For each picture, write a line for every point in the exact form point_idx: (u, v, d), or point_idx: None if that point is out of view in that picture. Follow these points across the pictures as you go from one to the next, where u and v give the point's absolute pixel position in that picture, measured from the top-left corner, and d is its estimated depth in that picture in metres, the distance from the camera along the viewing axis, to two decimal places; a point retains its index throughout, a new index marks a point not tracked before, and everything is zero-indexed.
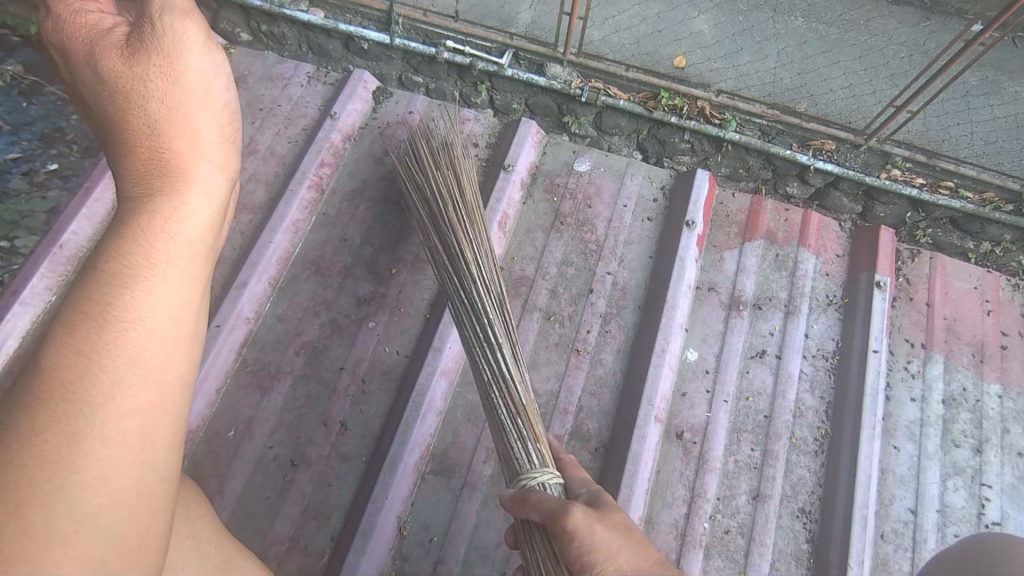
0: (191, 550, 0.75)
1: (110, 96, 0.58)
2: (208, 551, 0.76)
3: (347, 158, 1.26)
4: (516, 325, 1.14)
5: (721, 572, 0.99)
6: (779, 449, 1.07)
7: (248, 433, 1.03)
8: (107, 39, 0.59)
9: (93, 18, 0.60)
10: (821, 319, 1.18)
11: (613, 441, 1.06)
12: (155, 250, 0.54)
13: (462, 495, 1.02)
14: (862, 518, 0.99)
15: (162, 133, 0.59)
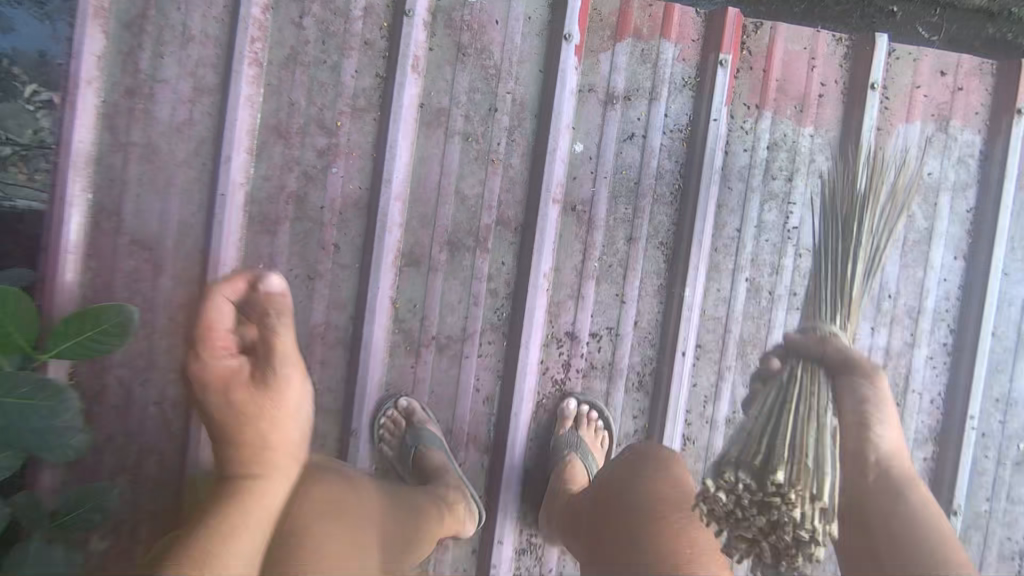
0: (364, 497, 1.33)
1: (231, 420, 1.04)
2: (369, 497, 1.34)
3: (270, 27, 1.46)
4: (443, 150, 1.48)
5: (608, 290, 1.51)
6: (645, 205, 1.50)
7: (272, 263, 1.47)
8: (238, 379, 1.07)
9: (230, 364, 1.08)
10: (678, 98, 1.48)
11: (527, 222, 1.49)
12: (261, 493, 0.98)
13: (429, 276, 1.49)
14: (698, 240, 1.47)
15: (250, 422, 1.03)
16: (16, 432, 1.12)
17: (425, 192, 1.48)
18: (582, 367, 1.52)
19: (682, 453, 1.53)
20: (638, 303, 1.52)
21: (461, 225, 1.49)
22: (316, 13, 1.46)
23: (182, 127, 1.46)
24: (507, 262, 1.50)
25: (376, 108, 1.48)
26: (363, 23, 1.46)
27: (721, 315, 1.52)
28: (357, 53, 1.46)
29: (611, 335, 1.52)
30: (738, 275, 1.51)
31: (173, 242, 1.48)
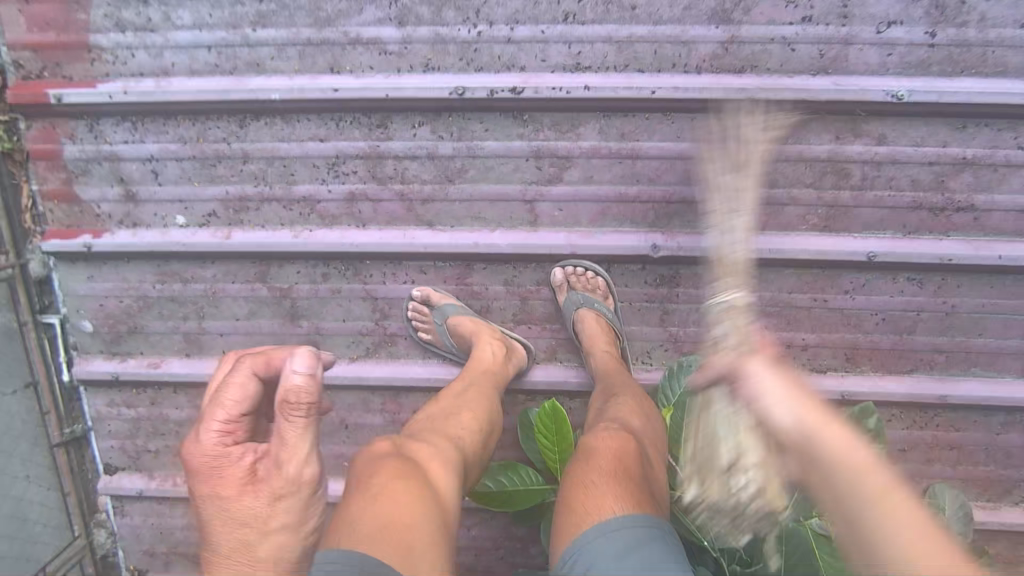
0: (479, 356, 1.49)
1: (452, 410, 1.36)
2: (473, 374, 1.47)
3: (164, 468, 1.86)
4: (218, 332, 1.73)
5: (298, 170, 1.58)
6: (212, 146, 1.58)
7: (340, 456, 1.77)
8: (463, 385, 1.45)
9: (463, 379, 1.47)
10: (111, 127, 1.58)
11: (257, 255, 1.65)
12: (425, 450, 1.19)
13: (323, 330, 1.70)
14: (225, 91, 1.51)
15: (432, 415, 1.34)
16: None
17: (254, 342, 1.72)
18: (375, 184, 1.57)
19: (441, 72, 1.48)
20: (305, 140, 1.55)
21: (274, 309, 1.70)
22: (142, 440, 1.84)
23: None
24: (298, 266, 1.66)
25: (199, 387, 1.79)
26: (137, 404, 1.81)
27: (296, 51, 1.50)
28: (162, 406, 1.81)
29: (337, 160, 1.56)
30: (252, 38, 1.50)
31: None
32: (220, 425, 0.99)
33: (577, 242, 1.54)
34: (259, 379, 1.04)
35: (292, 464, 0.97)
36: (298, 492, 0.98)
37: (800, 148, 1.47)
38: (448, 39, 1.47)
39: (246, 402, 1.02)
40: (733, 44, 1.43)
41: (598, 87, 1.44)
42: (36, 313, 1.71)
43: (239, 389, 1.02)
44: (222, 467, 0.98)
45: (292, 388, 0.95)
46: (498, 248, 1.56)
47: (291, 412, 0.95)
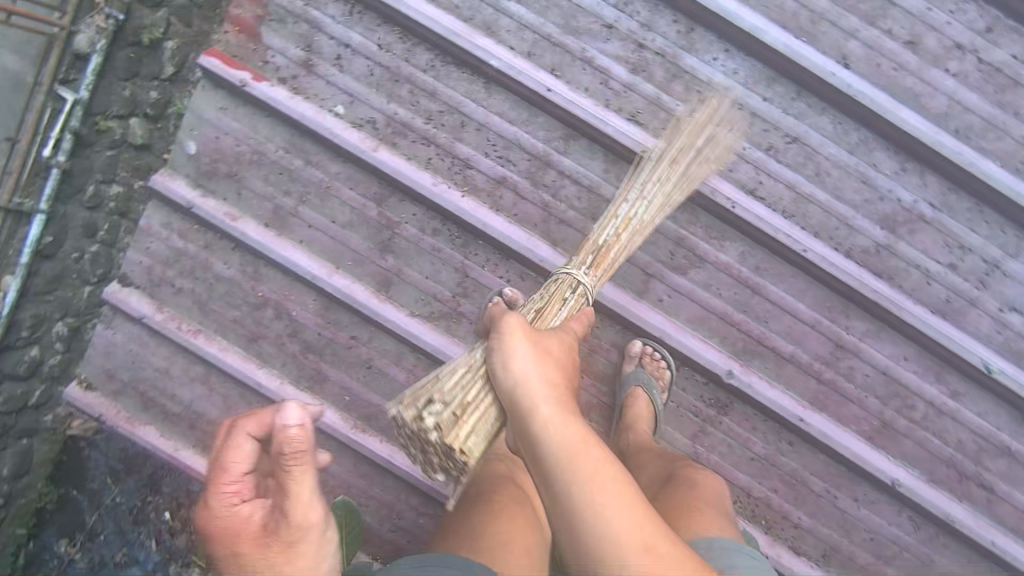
0: None
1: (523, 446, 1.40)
2: None
3: (175, 309, 1.82)
4: (308, 223, 1.72)
5: (470, 132, 1.62)
6: (408, 69, 1.61)
7: (348, 389, 1.80)
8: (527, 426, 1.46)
9: None
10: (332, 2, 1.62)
11: (387, 179, 1.67)
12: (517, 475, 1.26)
13: (403, 276, 1.73)
14: (454, 35, 1.56)
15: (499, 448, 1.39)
16: None
17: (334, 250, 1.73)
18: (528, 184, 1.62)
19: (642, 127, 1.56)
20: (492, 114, 1.60)
21: (371, 234, 1.71)
22: (174, 275, 1.80)
23: (227, 401, 1.86)
24: (416, 210, 1.69)
25: (258, 259, 1.77)
26: (191, 241, 1.78)
27: (534, 37, 1.56)
28: (212, 257, 1.78)
29: (510, 145, 1.61)
30: (503, 6, 1.57)
31: None
32: (229, 486, 0.94)
33: (669, 330, 1.63)
34: (255, 439, 0.97)
35: (304, 507, 0.90)
36: (308, 539, 0.90)
37: (887, 362, 1.60)
38: (666, 106, 1.55)
39: (253, 455, 0.96)
40: (889, 249, 1.55)
41: (762, 219, 1.55)
42: (55, 80, 1.68)
43: (242, 452, 0.95)
44: (233, 529, 0.91)
45: (286, 440, 0.90)
46: (601, 296, 1.63)
47: (286, 461, 0.90)
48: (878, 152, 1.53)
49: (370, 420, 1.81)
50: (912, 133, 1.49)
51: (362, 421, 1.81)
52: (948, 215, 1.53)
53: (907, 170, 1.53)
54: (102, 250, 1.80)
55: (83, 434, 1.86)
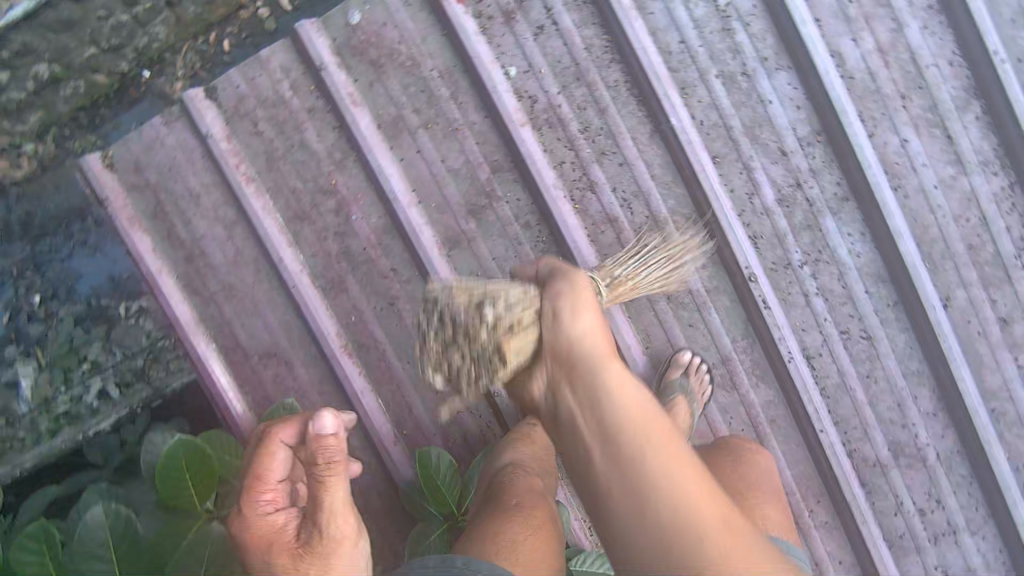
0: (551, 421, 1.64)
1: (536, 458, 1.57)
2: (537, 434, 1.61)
3: (243, 147, 1.72)
4: (418, 148, 1.68)
5: (611, 162, 1.64)
6: (593, 76, 1.62)
7: (359, 313, 1.75)
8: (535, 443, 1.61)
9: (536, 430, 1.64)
10: None
11: (514, 155, 1.66)
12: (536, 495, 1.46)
13: (472, 246, 1.69)
14: (654, 74, 1.59)
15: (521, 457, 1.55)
16: None
17: (426, 185, 1.69)
18: (631, 236, 1.64)
19: (756, 249, 1.63)
20: (641, 159, 1.63)
21: (468, 192, 1.68)
22: (263, 116, 1.71)
23: (236, 257, 1.77)
24: (522, 197, 1.67)
25: (350, 151, 1.71)
26: (299, 97, 1.70)
27: (716, 119, 1.61)
28: (309, 122, 1.71)
29: (638, 195, 1.64)
30: (708, 77, 1.60)
31: (285, 341, 1.78)
32: (264, 492, 1.24)
33: None
34: (286, 449, 1.24)
35: (333, 518, 1.20)
36: (313, 549, 1.20)
37: (822, 557, 1.72)
38: (785, 245, 1.62)
39: (283, 466, 1.24)
40: (879, 468, 1.68)
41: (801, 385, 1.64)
42: None
43: (275, 465, 1.24)
44: (267, 529, 1.24)
45: (319, 449, 1.15)
46: (636, 368, 1.67)
47: (326, 470, 1.16)
48: (923, 386, 1.65)
49: (360, 352, 1.76)
50: (958, 388, 1.63)
51: (352, 348, 1.76)
52: (943, 469, 1.68)
53: (935, 414, 1.66)
54: (129, 25, 1.70)
55: (3, 177, 1.77)
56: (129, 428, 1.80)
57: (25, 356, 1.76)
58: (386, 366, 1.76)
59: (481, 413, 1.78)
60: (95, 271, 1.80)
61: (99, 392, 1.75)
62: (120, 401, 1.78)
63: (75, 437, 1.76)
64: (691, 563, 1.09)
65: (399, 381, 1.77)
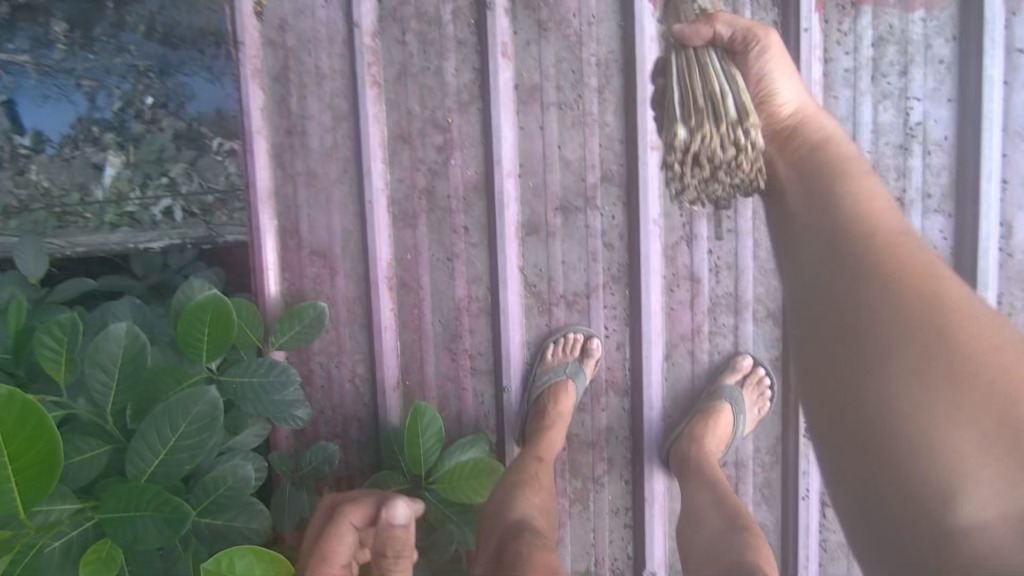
0: (559, 426, 1.61)
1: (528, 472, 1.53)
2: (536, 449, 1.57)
3: (383, 51, 1.70)
4: (542, 124, 1.62)
5: (721, 223, 1.54)
6: None
7: (417, 253, 1.74)
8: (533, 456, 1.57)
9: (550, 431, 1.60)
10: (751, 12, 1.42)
11: (631, 173, 1.58)
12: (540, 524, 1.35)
13: (549, 240, 1.64)
14: None
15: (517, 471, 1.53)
16: (264, 402, 1.52)
17: (533, 163, 1.64)
18: (706, 302, 1.57)
19: None
20: (753, 234, 1.53)
21: (569, 187, 1.62)
22: (415, 29, 1.68)
23: (331, 151, 1.78)
24: (618, 215, 1.60)
25: (479, 99, 1.66)
26: (454, 26, 1.66)
27: None
28: (453, 54, 1.67)
29: (732, 267, 1.55)
30: None
31: (340, 247, 1.80)
32: (317, 574, 0.93)
33: (657, 503, 1.63)
34: (356, 532, 0.96)
35: None
36: None
37: None
38: None
39: (351, 549, 0.95)
40: None
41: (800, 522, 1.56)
42: None
43: (344, 547, 0.94)
44: None
45: (392, 541, 0.91)
46: (651, 429, 1.62)
47: (385, 562, 0.89)
48: None
49: (401, 289, 1.76)
50: None
51: (397, 282, 1.76)
52: None
53: None
54: None
55: None
56: (176, 256, 1.85)
57: (119, 148, 1.97)
58: (419, 313, 1.75)
59: (484, 399, 1.74)
60: (206, 99, 1.96)
61: (166, 208, 1.95)
62: (178, 224, 1.95)
63: (124, 241, 1.90)
64: (907, 507, 0.71)
65: (424, 332, 1.75)
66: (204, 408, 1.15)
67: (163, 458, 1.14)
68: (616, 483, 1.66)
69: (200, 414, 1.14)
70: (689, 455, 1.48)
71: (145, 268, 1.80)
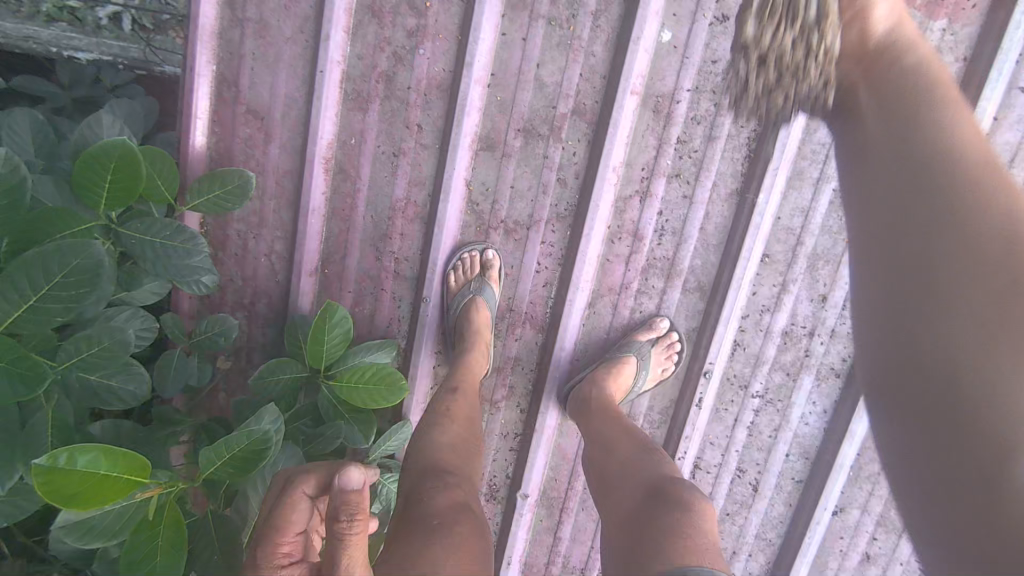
0: (480, 353, 1.55)
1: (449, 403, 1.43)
2: (457, 376, 1.50)
3: None
4: (525, 35, 1.48)
5: (677, 190, 1.49)
6: (730, 103, 1.43)
7: (362, 140, 1.61)
8: (449, 383, 1.49)
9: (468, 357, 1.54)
10: None
11: (603, 114, 1.49)
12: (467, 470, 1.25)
13: (503, 162, 1.55)
14: (782, 146, 1.41)
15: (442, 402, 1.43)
16: (160, 263, 1.43)
17: (507, 76, 1.51)
18: (639, 265, 1.54)
19: (731, 358, 1.56)
20: (707, 207, 1.49)
21: (536, 112, 1.52)
22: None
23: (290, 3, 1.58)
24: (579, 152, 1.52)
25: None
26: None
27: (795, 225, 1.46)
28: None
29: (677, 235, 1.51)
30: (823, 186, 1.44)
31: (281, 112, 1.64)
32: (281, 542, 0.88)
33: (546, 434, 1.68)
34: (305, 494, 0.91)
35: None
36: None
37: None
38: (756, 370, 1.55)
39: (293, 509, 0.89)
40: None
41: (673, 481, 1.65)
42: None
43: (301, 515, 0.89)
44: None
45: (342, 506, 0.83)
46: (557, 366, 1.63)
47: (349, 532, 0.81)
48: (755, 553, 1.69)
49: (338, 174, 1.64)
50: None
51: (335, 166, 1.64)
52: None
53: None
54: None
55: None
56: (109, 72, 1.71)
57: None
58: (351, 203, 1.65)
59: (401, 306, 1.70)
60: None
61: (112, 13, 1.79)
62: (124, 35, 1.81)
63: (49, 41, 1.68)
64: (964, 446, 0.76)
65: (353, 225, 1.66)
66: (86, 262, 1.11)
67: (34, 301, 1.11)
68: (512, 411, 1.70)
69: (79, 266, 1.11)
70: (591, 395, 1.50)
71: (71, 78, 1.65)
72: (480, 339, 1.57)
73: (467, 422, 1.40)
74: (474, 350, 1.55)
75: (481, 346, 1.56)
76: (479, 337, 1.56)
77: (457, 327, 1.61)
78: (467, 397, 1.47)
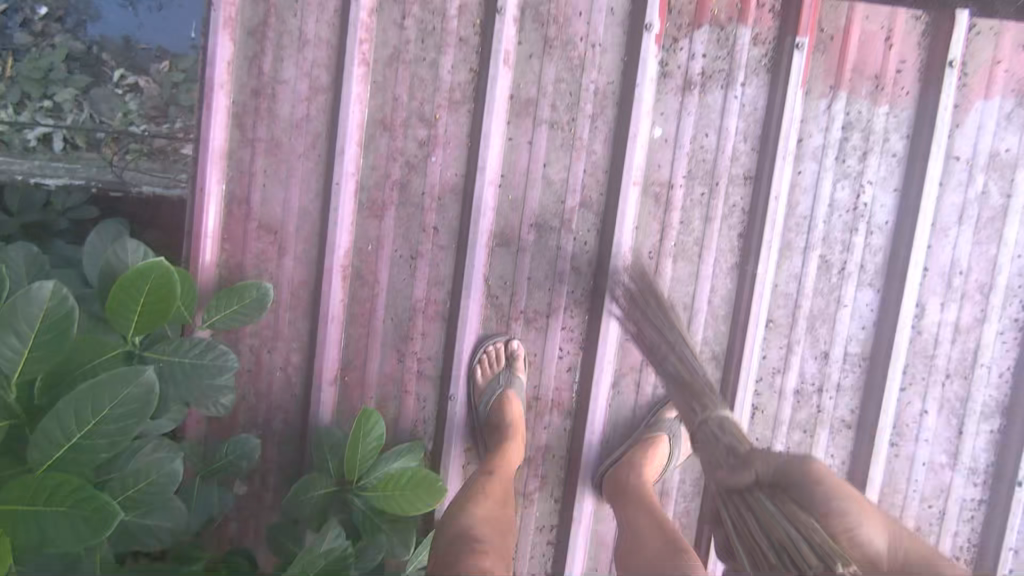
0: (512, 444, 1.58)
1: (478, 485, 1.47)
2: (487, 464, 1.54)
3: (377, 31, 1.62)
4: (531, 138, 1.61)
5: (684, 267, 1.62)
6: (720, 186, 1.60)
7: (380, 245, 1.66)
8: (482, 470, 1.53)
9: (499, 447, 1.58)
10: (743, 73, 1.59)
11: (609, 205, 1.61)
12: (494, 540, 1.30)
13: (519, 254, 1.64)
14: (772, 221, 1.57)
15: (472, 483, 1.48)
16: (187, 386, 1.37)
17: (516, 175, 1.62)
18: None
19: (752, 420, 1.66)
20: (712, 281, 1.62)
21: (546, 207, 1.63)
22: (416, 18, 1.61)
23: (300, 122, 1.65)
24: (590, 240, 1.63)
25: (472, 100, 1.63)
26: (459, 22, 1.61)
27: (792, 291, 1.62)
28: (453, 51, 1.62)
29: (689, 308, 1.63)
30: (811, 252, 1.61)
31: (294, 225, 1.67)
32: None
33: (584, 521, 1.68)
34: None
35: None
36: None
37: None
38: (777, 427, 1.66)
39: None
40: None
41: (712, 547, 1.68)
42: None
43: None
44: None
45: None
46: (589, 449, 1.66)
47: None
48: None
49: (356, 280, 1.67)
50: None
51: (351, 272, 1.67)
52: None
53: None
54: None
55: None
56: (62, 195, 1.69)
57: None
58: (370, 306, 1.67)
59: (426, 403, 1.70)
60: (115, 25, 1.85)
61: (43, 133, 1.79)
62: (58, 157, 1.80)
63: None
64: None
65: (374, 328, 1.67)
66: (137, 391, 1.01)
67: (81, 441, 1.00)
68: (545, 498, 1.70)
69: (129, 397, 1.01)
70: (626, 476, 1.55)
71: (20, 202, 1.65)
72: (515, 432, 1.60)
73: (502, 500, 1.44)
74: (508, 442, 1.58)
75: (514, 440, 1.59)
76: (511, 430, 1.60)
77: (490, 420, 1.62)
78: (501, 482, 1.48)
